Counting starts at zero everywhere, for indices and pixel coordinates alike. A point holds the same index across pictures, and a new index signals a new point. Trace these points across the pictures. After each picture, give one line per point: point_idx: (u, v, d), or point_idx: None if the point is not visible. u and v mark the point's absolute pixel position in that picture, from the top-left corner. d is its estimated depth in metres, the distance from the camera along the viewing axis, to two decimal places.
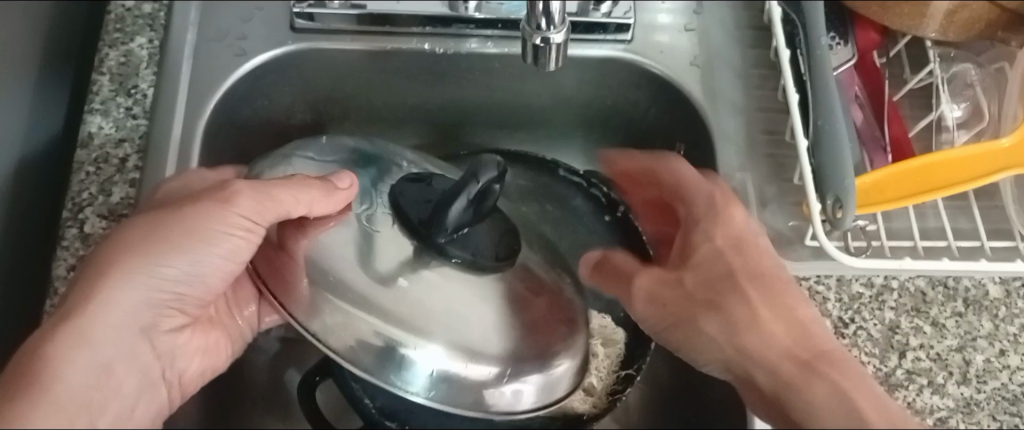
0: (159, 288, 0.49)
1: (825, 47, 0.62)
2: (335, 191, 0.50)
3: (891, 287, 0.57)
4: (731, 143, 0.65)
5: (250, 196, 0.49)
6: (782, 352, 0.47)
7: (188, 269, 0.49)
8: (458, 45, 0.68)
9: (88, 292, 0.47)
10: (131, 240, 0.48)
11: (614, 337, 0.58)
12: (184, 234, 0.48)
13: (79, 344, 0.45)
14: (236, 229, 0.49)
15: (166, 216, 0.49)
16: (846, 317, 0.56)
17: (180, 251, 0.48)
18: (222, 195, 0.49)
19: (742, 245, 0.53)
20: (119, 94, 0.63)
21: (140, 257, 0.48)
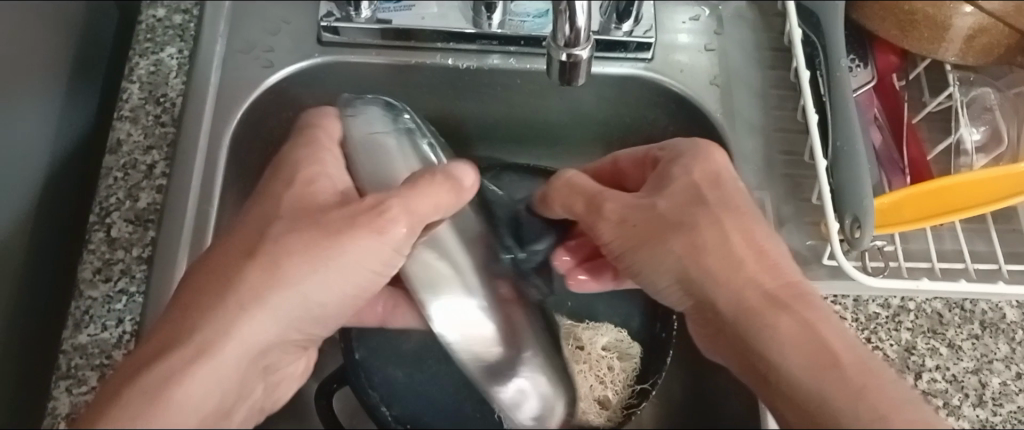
0: (293, 305, 0.43)
1: (844, 69, 0.63)
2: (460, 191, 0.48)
3: (907, 309, 0.57)
4: (749, 163, 0.65)
5: (406, 219, 0.45)
6: (743, 278, 0.43)
7: (322, 287, 0.43)
8: (481, 61, 0.69)
9: (220, 328, 0.41)
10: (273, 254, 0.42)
11: (628, 351, 0.60)
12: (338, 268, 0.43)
13: (195, 362, 0.39)
14: (386, 257, 0.45)
15: (320, 240, 0.43)
16: (862, 336, 0.56)
17: (318, 267, 0.43)
18: (376, 221, 0.44)
19: (722, 179, 0.47)
20: (149, 103, 0.64)
21: (278, 287, 0.42)
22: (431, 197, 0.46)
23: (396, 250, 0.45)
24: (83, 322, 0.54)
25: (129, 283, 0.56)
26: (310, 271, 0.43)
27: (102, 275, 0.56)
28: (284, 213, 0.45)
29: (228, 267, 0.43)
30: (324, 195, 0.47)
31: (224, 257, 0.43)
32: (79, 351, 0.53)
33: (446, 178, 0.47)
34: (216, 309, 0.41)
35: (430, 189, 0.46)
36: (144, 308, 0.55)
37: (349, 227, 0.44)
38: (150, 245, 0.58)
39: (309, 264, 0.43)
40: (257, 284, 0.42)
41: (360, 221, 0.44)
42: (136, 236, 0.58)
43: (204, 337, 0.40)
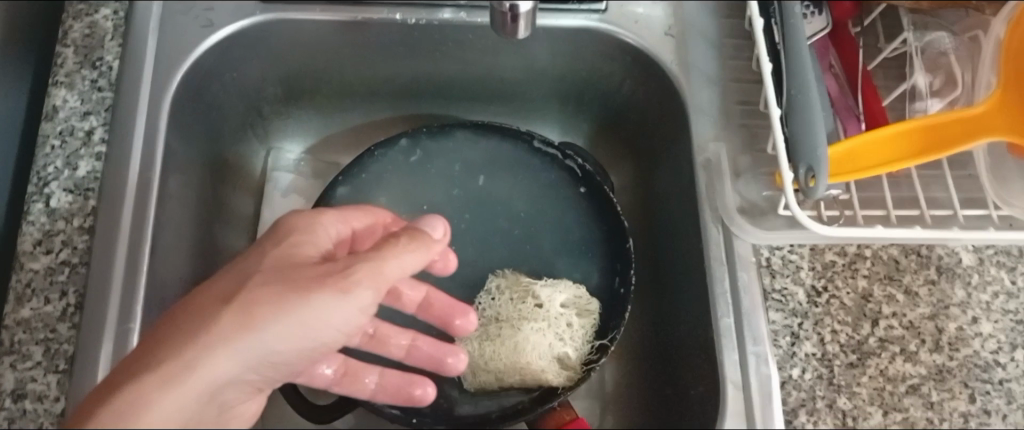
0: (258, 361, 0.40)
1: (799, 16, 0.61)
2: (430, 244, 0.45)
3: (864, 256, 0.57)
4: (705, 116, 0.64)
5: (372, 288, 0.42)
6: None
7: (286, 347, 0.41)
8: (429, 15, 0.66)
9: (181, 363, 0.39)
10: (250, 304, 0.40)
11: (587, 307, 0.59)
12: (298, 322, 0.40)
13: (136, 404, 0.37)
14: (349, 320, 0.42)
15: (286, 298, 0.40)
16: (819, 285, 0.56)
17: (282, 323, 0.40)
18: (341, 282, 0.41)
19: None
20: (85, 67, 0.62)
21: (240, 327, 0.40)
22: (399, 259, 0.43)
23: (358, 316, 0.42)
24: (24, 296, 0.53)
25: (71, 254, 0.55)
26: (276, 319, 0.40)
27: (44, 247, 0.55)
28: (258, 258, 0.43)
29: (208, 304, 0.41)
30: (307, 258, 0.44)
31: (196, 300, 0.41)
32: (23, 326, 0.52)
33: (415, 242, 0.44)
34: (184, 344, 0.39)
35: (398, 252, 0.43)
36: (88, 280, 0.54)
37: (314, 287, 0.41)
38: (91, 215, 0.56)
39: (266, 307, 0.40)
40: (223, 324, 0.40)
41: (328, 279, 0.41)
42: (76, 205, 0.56)
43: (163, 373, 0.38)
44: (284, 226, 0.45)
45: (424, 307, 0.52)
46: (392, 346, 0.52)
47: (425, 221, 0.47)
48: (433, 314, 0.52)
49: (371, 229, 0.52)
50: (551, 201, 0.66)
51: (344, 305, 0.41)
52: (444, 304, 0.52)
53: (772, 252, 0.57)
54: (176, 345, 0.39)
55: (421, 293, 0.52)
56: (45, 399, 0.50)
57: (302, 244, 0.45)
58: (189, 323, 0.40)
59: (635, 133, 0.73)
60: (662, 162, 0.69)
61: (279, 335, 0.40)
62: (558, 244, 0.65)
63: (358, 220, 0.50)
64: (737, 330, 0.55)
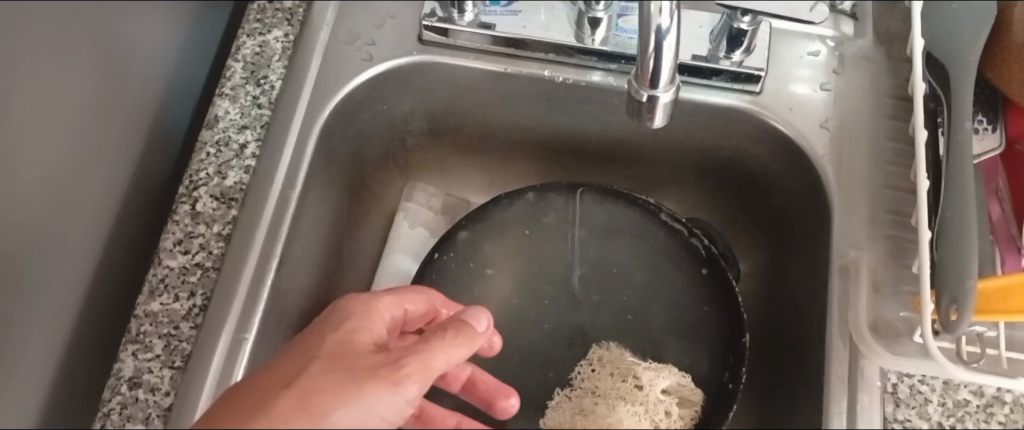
0: None
1: (968, 131, 0.57)
2: (473, 339, 0.46)
3: (1003, 400, 0.53)
4: (850, 219, 0.61)
5: (421, 379, 0.43)
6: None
7: None
8: (579, 76, 0.67)
9: None
10: (305, 387, 0.41)
11: (691, 397, 0.57)
12: (348, 410, 0.40)
13: None
14: (397, 413, 0.42)
15: (344, 384, 0.41)
16: (946, 423, 0.52)
17: (333, 409, 0.40)
18: (390, 373, 0.42)
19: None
20: (249, 83, 0.66)
21: (298, 410, 0.40)
22: (447, 353, 0.44)
23: (407, 408, 0.43)
24: (157, 290, 0.56)
25: (206, 258, 0.58)
26: (331, 404, 0.40)
27: (182, 247, 0.58)
28: (320, 340, 0.44)
29: (267, 389, 0.41)
30: (365, 345, 0.45)
31: (258, 381, 0.42)
32: (151, 319, 0.55)
33: (463, 337, 0.45)
34: (243, 427, 0.39)
35: (446, 345, 0.44)
36: (216, 284, 0.57)
37: (368, 378, 0.42)
38: (230, 223, 0.59)
39: (322, 395, 0.41)
40: (285, 405, 0.40)
41: (379, 369, 0.42)
42: (218, 213, 0.60)
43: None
44: (343, 311, 0.47)
45: (470, 389, 0.54)
46: (436, 424, 0.49)
47: (469, 312, 0.48)
48: (479, 395, 0.54)
49: (425, 314, 0.54)
50: (670, 279, 0.64)
51: (394, 393, 0.42)
52: (490, 386, 0.54)
53: (900, 379, 0.54)
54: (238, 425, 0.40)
55: (471, 369, 0.54)
56: (157, 391, 0.53)
57: (357, 331, 0.45)
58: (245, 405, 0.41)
59: (772, 223, 0.70)
60: (797, 257, 0.66)
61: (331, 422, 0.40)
62: (669, 324, 0.62)
63: (412, 304, 0.52)
64: None
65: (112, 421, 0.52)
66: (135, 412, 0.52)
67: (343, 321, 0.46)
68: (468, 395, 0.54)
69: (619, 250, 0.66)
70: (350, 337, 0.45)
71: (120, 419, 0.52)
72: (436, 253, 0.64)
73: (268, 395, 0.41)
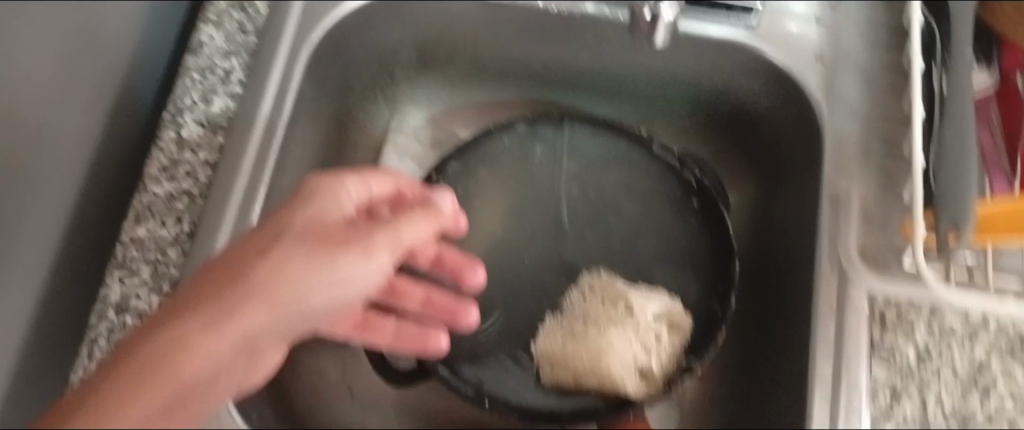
0: (291, 308, 0.43)
1: (968, 63, 0.56)
2: (436, 216, 0.50)
3: (989, 326, 0.54)
4: (842, 150, 0.61)
5: (389, 248, 0.46)
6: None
7: (320, 301, 0.44)
8: (573, 5, 0.66)
9: (219, 306, 0.40)
10: (281, 255, 0.43)
11: (680, 322, 0.57)
12: (325, 276, 0.43)
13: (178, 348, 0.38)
14: (367, 282, 0.45)
15: (321, 252, 0.44)
16: (931, 347, 0.54)
17: (310, 274, 0.43)
18: (362, 241, 0.45)
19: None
20: (234, 8, 0.64)
21: (275, 276, 0.42)
22: (413, 227, 0.48)
23: (378, 277, 0.46)
24: (143, 216, 0.56)
25: (192, 184, 0.57)
26: (308, 269, 0.43)
27: (168, 174, 0.57)
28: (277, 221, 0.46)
29: (245, 254, 0.43)
30: (335, 222, 0.47)
31: (232, 253, 0.43)
32: (137, 245, 0.55)
33: (429, 215, 0.50)
34: (226, 291, 0.41)
35: (412, 221, 0.48)
36: (202, 212, 0.56)
37: (340, 247, 0.44)
38: (216, 150, 0.58)
39: (295, 260, 0.43)
40: (267, 270, 0.42)
41: (353, 239, 0.45)
42: (204, 138, 0.59)
43: (211, 319, 0.40)
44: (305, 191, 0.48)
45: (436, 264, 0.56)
46: (408, 295, 0.55)
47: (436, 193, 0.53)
48: (447, 269, 0.57)
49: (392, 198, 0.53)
50: (659, 210, 0.64)
51: (367, 261, 0.45)
52: (455, 260, 0.56)
53: (887, 305, 0.55)
54: (219, 288, 0.41)
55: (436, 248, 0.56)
56: (144, 317, 0.53)
57: (326, 207, 0.47)
58: (224, 271, 0.42)
59: (764, 155, 0.70)
60: (787, 189, 0.66)
61: (308, 287, 0.43)
62: (658, 255, 0.63)
63: (377, 182, 0.52)
64: (834, 379, 0.53)
65: (101, 346, 0.52)
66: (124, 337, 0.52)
67: (312, 197, 0.47)
68: (437, 269, 0.57)
69: (609, 183, 0.65)
70: (320, 214, 0.47)
71: (109, 344, 0.52)
72: (435, 173, 0.64)
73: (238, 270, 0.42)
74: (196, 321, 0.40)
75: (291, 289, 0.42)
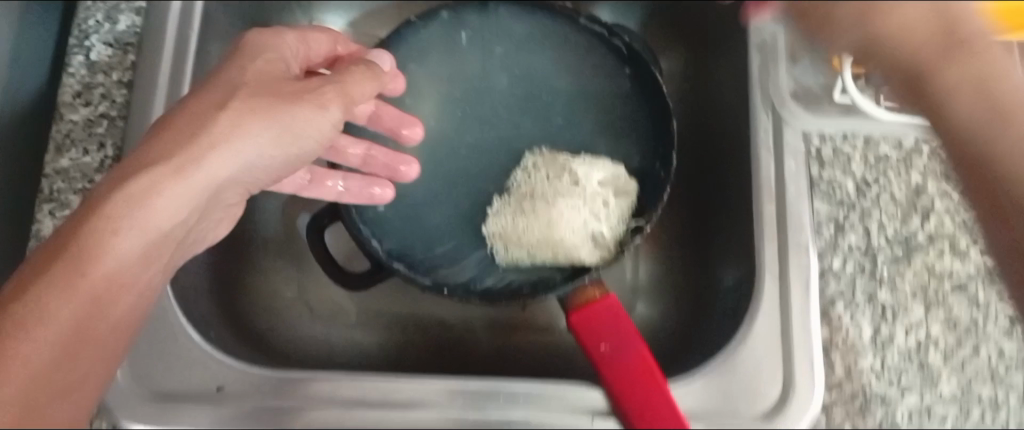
0: (251, 160, 0.44)
1: None
2: (381, 77, 0.52)
3: (920, 151, 0.56)
4: None
5: (341, 102, 0.47)
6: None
7: (277, 154, 0.45)
8: None
9: (185, 151, 0.41)
10: (240, 107, 0.44)
11: (626, 187, 0.58)
12: (284, 126, 0.45)
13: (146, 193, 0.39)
14: (320, 135, 0.47)
15: (279, 103, 0.45)
16: (869, 177, 0.56)
17: (270, 126, 0.44)
18: (316, 96, 0.46)
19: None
20: None
21: (236, 127, 0.43)
22: (361, 87, 0.49)
23: (330, 130, 0.48)
24: (64, 146, 0.53)
25: (110, 107, 0.55)
26: (266, 122, 0.44)
27: (84, 100, 0.55)
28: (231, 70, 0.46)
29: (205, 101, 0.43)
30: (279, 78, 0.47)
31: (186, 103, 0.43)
32: (63, 176, 0.53)
33: (372, 73, 0.51)
34: (192, 137, 0.42)
35: (361, 79, 0.50)
36: (125, 133, 0.54)
37: (296, 99, 0.45)
38: (130, 69, 0.56)
39: (250, 111, 0.44)
40: (220, 128, 0.43)
41: (306, 94, 0.46)
42: (115, 59, 0.56)
43: (134, 184, 0.39)
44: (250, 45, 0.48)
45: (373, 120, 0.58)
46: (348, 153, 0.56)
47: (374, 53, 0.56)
48: (382, 125, 0.58)
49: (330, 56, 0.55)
50: (592, 82, 0.63)
51: (322, 115, 0.46)
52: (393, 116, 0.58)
53: (823, 142, 0.56)
54: (180, 135, 0.42)
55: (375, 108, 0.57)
56: None
57: (269, 62, 0.48)
58: (183, 119, 0.42)
59: (689, 17, 0.68)
60: (718, 48, 0.66)
61: (264, 140, 0.44)
62: (598, 126, 0.62)
63: (316, 42, 0.53)
64: (780, 218, 0.54)
65: None
66: None
67: (256, 52, 0.47)
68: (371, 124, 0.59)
69: (541, 61, 0.64)
70: (264, 72, 0.47)
71: None
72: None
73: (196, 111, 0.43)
74: (127, 181, 0.39)
75: (250, 139, 0.43)
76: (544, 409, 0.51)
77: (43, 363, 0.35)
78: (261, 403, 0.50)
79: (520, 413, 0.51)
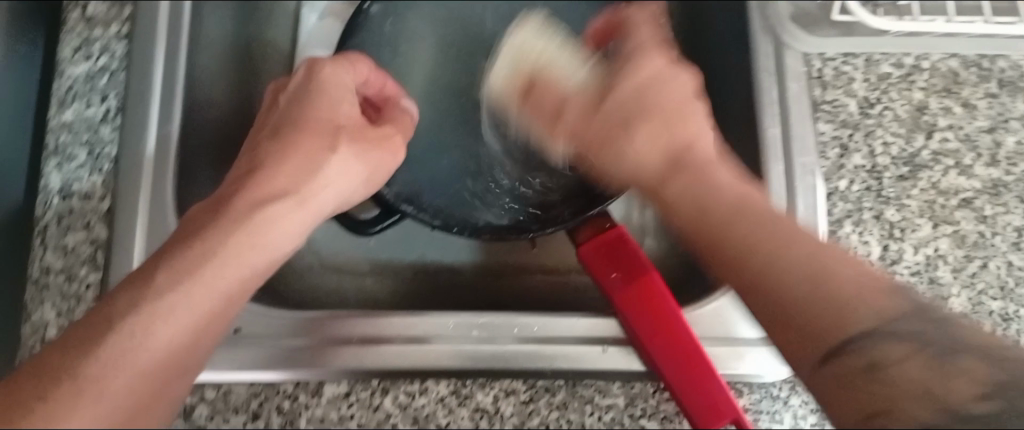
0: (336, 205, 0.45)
1: None
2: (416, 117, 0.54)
3: (921, 69, 0.56)
4: None
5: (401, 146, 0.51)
6: (849, 379, 0.33)
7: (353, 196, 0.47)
8: None
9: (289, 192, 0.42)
10: (327, 142, 0.45)
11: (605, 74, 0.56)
12: (363, 167, 0.47)
13: (255, 233, 0.39)
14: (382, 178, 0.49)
15: (365, 144, 0.47)
16: (871, 98, 0.56)
17: (355, 168, 0.46)
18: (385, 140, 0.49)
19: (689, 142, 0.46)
20: None
21: (335, 172, 0.45)
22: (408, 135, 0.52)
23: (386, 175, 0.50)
24: (67, 100, 0.54)
25: (110, 60, 0.55)
26: (350, 160, 0.46)
27: (83, 54, 0.55)
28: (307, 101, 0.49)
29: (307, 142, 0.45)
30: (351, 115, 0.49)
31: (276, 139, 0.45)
32: (67, 130, 0.53)
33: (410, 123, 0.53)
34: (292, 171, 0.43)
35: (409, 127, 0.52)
36: (128, 83, 0.54)
37: (374, 144, 0.48)
38: (128, 21, 0.56)
39: (345, 152, 0.46)
40: (315, 166, 0.44)
41: (377, 140, 0.49)
42: (112, 13, 0.56)
43: (266, 211, 0.40)
44: (321, 79, 0.50)
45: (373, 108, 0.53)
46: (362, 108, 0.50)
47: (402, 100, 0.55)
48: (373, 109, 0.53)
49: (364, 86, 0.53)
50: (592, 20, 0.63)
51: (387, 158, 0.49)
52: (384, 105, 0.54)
53: (825, 63, 0.56)
54: (282, 172, 0.43)
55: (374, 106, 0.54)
56: (91, 198, 0.51)
57: (339, 98, 0.49)
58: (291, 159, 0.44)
59: None
60: None
61: (348, 182, 0.46)
62: None
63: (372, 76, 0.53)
64: (784, 143, 0.55)
65: (52, 234, 0.51)
66: (74, 221, 0.51)
67: (324, 93, 0.49)
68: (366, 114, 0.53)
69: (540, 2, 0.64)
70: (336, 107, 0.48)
71: (60, 231, 0.51)
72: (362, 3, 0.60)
73: (305, 139, 0.45)
74: (257, 209, 0.40)
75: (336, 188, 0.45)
76: (559, 341, 0.51)
77: (139, 377, 0.32)
78: (278, 343, 0.50)
79: (535, 345, 0.51)
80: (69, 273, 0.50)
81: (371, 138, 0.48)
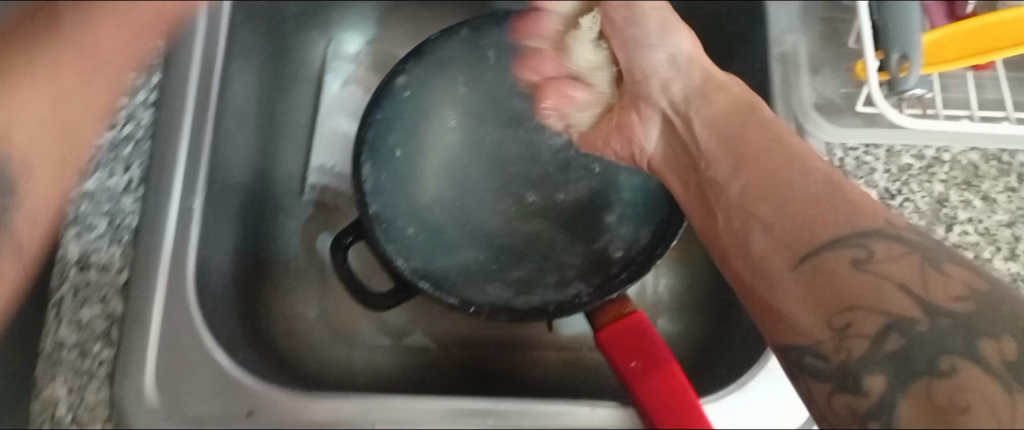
0: (64, 95, 0.49)
1: None
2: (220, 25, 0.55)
3: (942, 161, 0.56)
4: (784, 23, 0.62)
5: (110, 52, 0.54)
6: (827, 275, 0.40)
7: (78, 105, 0.51)
8: None
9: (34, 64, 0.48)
10: (82, 23, 0.52)
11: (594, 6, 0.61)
12: (67, 51, 0.50)
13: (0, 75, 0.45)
14: (100, 87, 0.53)
15: (46, 30, 0.50)
16: (892, 188, 0.56)
17: (61, 58, 0.49)
18: (83, 32, 0.52)
19: (709, 90, 0.53)
20: None
21: (53, 63, 0.48)
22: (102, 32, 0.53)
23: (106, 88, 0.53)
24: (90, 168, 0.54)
25: (135, 129, 0.56)
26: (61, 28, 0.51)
27: (110, 123, 0.56)
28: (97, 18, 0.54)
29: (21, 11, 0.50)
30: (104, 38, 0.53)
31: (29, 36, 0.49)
32: (88, 199, 0.53)
33: None
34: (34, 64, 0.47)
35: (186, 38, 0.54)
36: (151, 156, 0.55)
37: (106, 62, 0.53)
38: (156, 90, 0.58)
39: (58, 45, 0.49)
40: (42, 46, 0.49)
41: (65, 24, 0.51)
42: (140, 81, 0.58)
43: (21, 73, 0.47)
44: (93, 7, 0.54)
45: None
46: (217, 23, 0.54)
47: None
48: None
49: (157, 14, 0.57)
50: None
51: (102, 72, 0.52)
52: None
53: (846, 153, 0.57)
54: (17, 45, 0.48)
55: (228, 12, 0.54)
56: (109, 270, 0.52)
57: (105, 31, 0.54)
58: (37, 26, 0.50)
59: (713, 31, 0.69)
60: (737, 60, 0.67)
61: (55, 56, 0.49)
62: None
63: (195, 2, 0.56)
64: None
65: (67, 305, 0.51)
66: (91, 294, 0.51)
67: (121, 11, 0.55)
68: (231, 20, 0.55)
69: None
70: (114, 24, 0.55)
71: (76, 302, 0.51)
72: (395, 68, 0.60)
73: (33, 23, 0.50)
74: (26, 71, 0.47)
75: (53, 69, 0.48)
76: None
77: None
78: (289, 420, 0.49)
79: None
80: (83, 347, 0.50)
81: (77, 32, 0.51)
